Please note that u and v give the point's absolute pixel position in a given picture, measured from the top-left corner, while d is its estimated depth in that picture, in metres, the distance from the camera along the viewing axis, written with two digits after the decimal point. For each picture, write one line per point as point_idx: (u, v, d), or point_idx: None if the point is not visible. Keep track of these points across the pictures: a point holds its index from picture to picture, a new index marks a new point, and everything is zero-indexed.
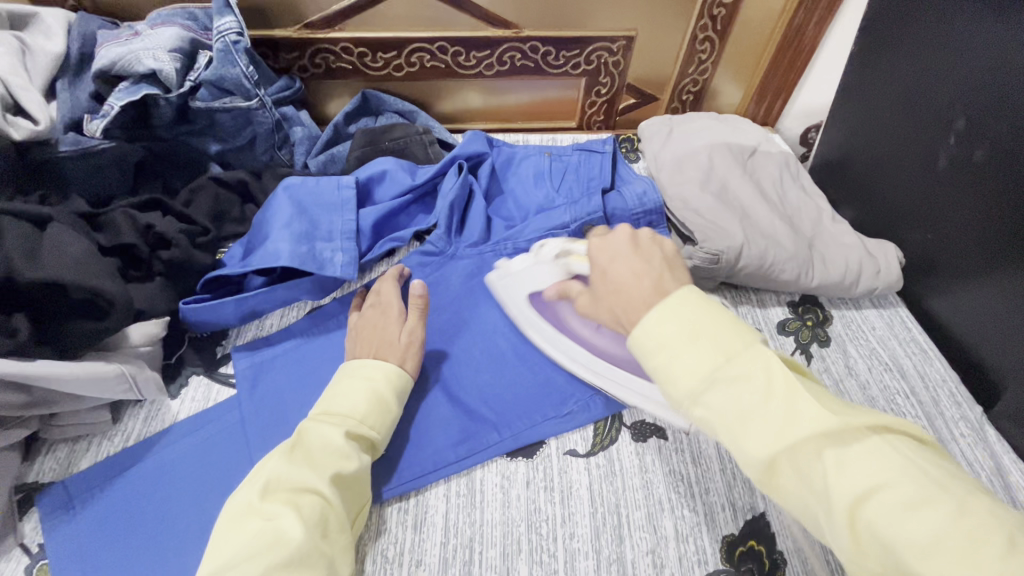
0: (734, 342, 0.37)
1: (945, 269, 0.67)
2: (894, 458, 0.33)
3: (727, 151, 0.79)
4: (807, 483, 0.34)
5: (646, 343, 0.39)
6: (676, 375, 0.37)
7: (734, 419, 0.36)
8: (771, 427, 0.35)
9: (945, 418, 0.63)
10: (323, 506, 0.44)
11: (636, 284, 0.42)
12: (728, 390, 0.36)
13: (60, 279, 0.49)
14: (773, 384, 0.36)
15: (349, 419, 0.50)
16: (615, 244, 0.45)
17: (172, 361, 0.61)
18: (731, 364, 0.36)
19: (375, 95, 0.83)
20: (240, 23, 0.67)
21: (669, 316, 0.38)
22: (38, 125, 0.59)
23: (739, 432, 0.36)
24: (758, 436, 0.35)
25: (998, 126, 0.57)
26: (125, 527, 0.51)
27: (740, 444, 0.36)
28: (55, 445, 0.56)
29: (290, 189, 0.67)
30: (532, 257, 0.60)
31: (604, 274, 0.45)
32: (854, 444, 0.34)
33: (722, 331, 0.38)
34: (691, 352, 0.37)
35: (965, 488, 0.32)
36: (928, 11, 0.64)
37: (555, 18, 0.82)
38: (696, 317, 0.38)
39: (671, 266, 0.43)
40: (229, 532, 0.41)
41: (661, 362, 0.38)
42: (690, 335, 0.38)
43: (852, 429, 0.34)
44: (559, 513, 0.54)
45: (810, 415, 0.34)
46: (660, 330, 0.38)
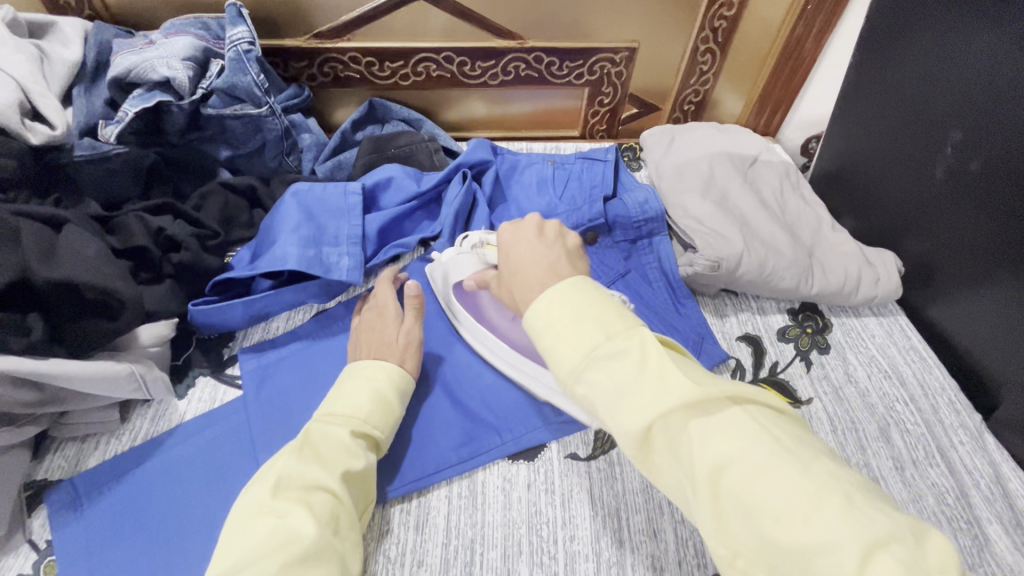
0: (612, 320, 0.37)
1: (945, 279, 0.68)
2: (750, 426, 0.32)
3: (728, 160, 0.80)
4: (675, 455, 0.33)
5: (539, 322, 0.39)
6: (561, 351, 0.37)
7: (608, 393, 0.35)
8: (640, 400, 0.34)
9: (944, 425, 0.63)
10: (333, 503, 0.44)
11: (534, 265, 0.43)
12: (605, 366, 0.35)
13: (73, 279, 0.50)
14: (645, 359, 0.35)
15: (354, 418, 0.51)
16: (522, 230, 0.47)
17: (179, 363, 0.62)
18: (610, 341, 0.36)
19: (382, 104, 0.85)
20: (252, 33, 0.69)
21: (557, 297, 0.39)
22: (55, 131, 0.61)
23: (613, 407, 0.35)
24: (629, 409, 0.34)
25: (993, 138, 0.58)
26: (131, 524, 0.52)
27: (614, 418, 0.35)
28: (64, 443, 0.57)
29: (297, 195, 0.68)
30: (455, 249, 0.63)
31: (507, 259, 0.46)
32: (714, 414, 0.33)
33: (604, 310, 0.38)
34: (573, 329, 0.37)
35: (815, 454, 0.31)
36: (923, 25, 0.65)
37: (559, 29, 0.84)
38: (581, 301, 0.38)
39: (569, 253, 0.45)
40: (241, 530, 0.41)
41: (550, 340, 0.38)
42: (575, 316, 0.38)
43: (714, 399, 0.33)
44: (560, 516, 0.54)
45: (677, 386, 0.33)
46: (549, 311, 0.39)
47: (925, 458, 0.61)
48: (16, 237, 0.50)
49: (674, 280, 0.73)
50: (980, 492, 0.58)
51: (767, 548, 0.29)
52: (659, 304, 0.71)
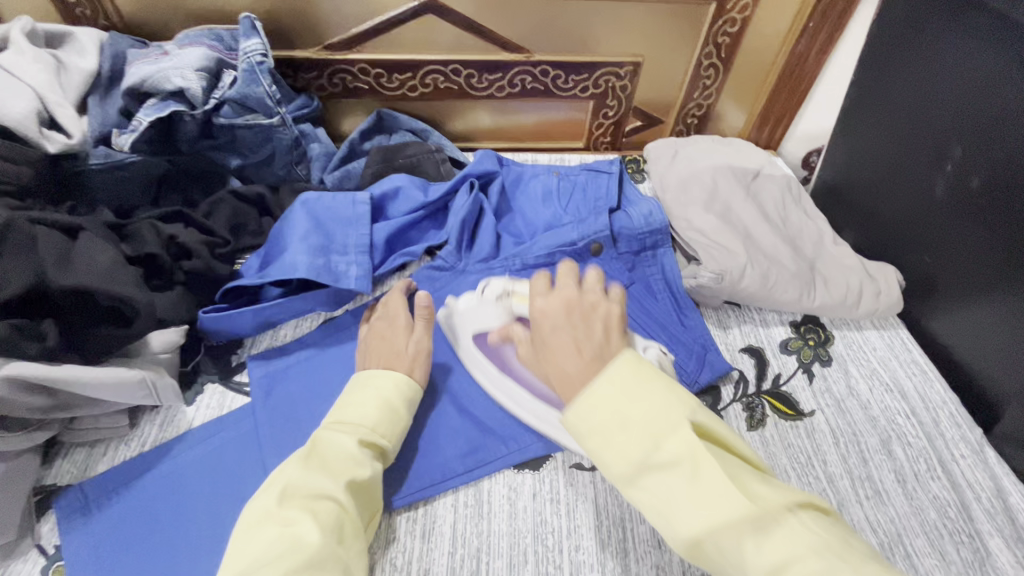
0: (660, 417, 0.38)
1: (945, 292, 0.69)
2: (805, 535, 0.34)
3: (731, 174, 0.81)
4: (728, 566, 0.34)
5: (584, 425, 0.39)
6: (611, 457, 0.38)
7: (663, 503, 0.36)
8: (693, 508, 0.35)
9: (946, 439, 0.64)
10: (339, 512, 0.45)
11: (574, 354, 0.43)
12: (660, 474, 0.36)
13: (89, 287, 0.51)
14: (696, 463, 0.36)
15: (361, 428, 0.51)
16: (556, 309, 0.46)
17: (188, 368, 0.63)
18: (660, 449, 0.37)
19: (390, 114, 0.86)
20: (265, 45, 0.70)
21: (603, 397, 0.39)
22: (72, 139, 0.62)
23: (667, 515, 0.36)
24: (684, 518, 0.35)
25: (992, 155, 0.60)
26: (139, 530, 0.52)
27: (668, 524, 0.36)
28: (74, 448, 0.57)
29: (307, 204, 0.69)
30: (476, 297, 0.61)
31: (542, 338, 0.46)
32: (772, 525, 0.34)
33: (651, 407, 0.38)
34: (623, 437, 0.38)
35: (863, 557, 0.33)
36: (922, 44, 0.67)
37: (565, 43, 0.85)
38: (629, 401, 0.39)
39: (608, 334, 0.45)
40: (249, 538, 0.42)
41: (592, 441, 0.39)
42: (622, 422, 0.38)
43: (767, 509, 0.35)
44: (565, 525, 0.54)
45: (730, 499, 0.35)
46: (595, 414, 0.39)
47: (927, 472, 0.61)
48: (32, 245, 0.51)
49: (677, 291, 0.74)
50: (982, 506, 0.59)
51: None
52: (664, 316, 0.72)
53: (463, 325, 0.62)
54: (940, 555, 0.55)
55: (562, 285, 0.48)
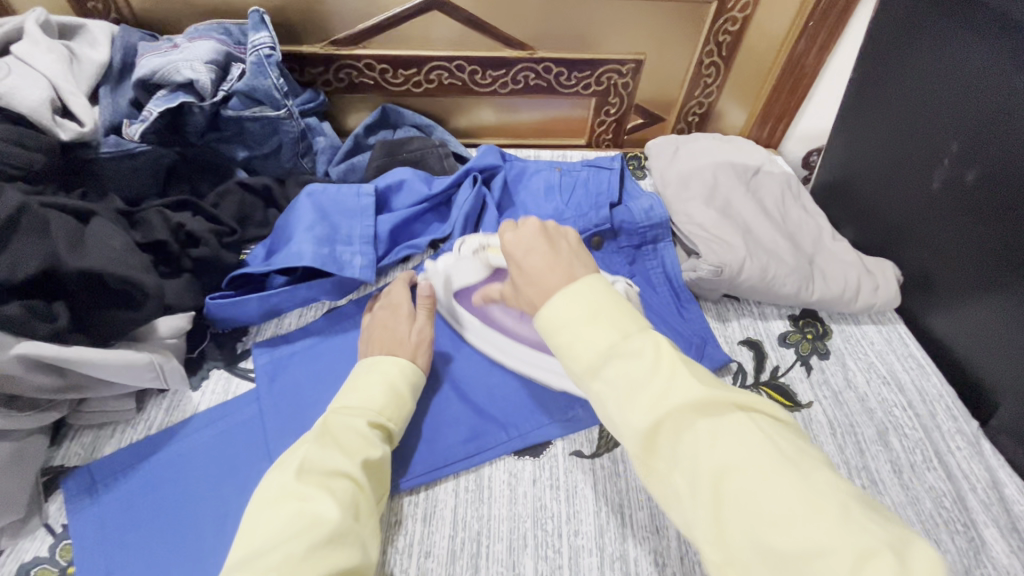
0: (626, 320, 0.40)
1: (943, 287, 0.70)
2: (757, 432, 0.34)
3: (731, 170, 0.82)
4: (678, 456, 0.35)
5: (554, 322, 0.41)
6: (577, 350, 0.40)
7: (623, 391, 0.37)
8: (647, 397, 0.36)
9: (942, 431, 0.64)
10: (354, 490, 0.46)
11: (544, 271, 0.44)
12: (622, 362, 0.38)
13: (101, 269, 0.52)
14: (657, 359, 0.38)
15: (370, 411, 0.52)
16: (527, 236, 0.48)
17: (194, 355, 0.64)
18: (626, 341, 0.39)
19: (394, 109, 0.87)
20: (274, 39, 0.72)
21: (578, 298, 0.41)
22: (84, 127, 0.63)
23: (625, 404, 0.37)
24: (638, 406, 0.37)
25: (989, 150, 0.60)
26: (146, 510, 0.53)
27: (624, 415, 0.37)
28: (81, 431, 0.58)
29: (313, 195, 0.70)
30: (455, 256, 0.64)
31: (516, 264, 0.47)
32: (724, 420, 0.35)
33: (617, 312, 0.40)
34: (590, 331, 0.40)
35: (813, 464, 0.33)
36: (919, 42, 0.67)
37: (568, 41, 0.86)
38: (598, 302, 0.41)
39: (576, 252, 0.46)
40: (266, 513, 0.42)
41: (563, 337, 0.41)
42: (589, 320, 0.40)
43: (720, 404, 0.36)
44: (565, 511, 0.55)
45: (687, 390, 0.36)
46: (565, 312, 0.41)
47: (924, 463, 0.62)
48: (45, 226, 0.52)
49: (677, 285, 0.75)
50: (978, 497, 0.59)
51: (766, 555, 0.30)
52: (663, 308, 0.73)
53: (444, 284, 0.65)
54: (936, 543, 0.56)
55: (527, 217, 0.49)
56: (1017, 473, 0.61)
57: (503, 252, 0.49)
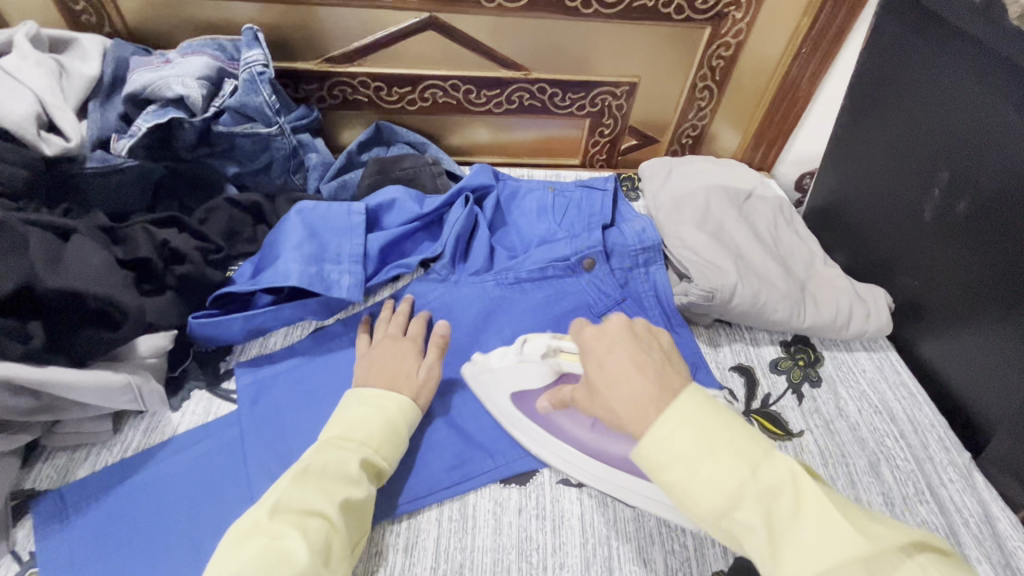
0: (751, 451, 0.39)
1: (935, 316, 0.69)
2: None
3: (724, 195, 0.82)
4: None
5: (662, 457, 0.39)
6: (699, 492, 0.38)
7: (769, 540, 0.36)
8: (801, 547, 0.35)
9: (935, 462, 0.64)
10: (327, 531, 0.44)
11: (638, 376, 0.44)
12: (756, 503, 0.37)
13: (77, 288, 0.51)
14: (796, 499, 0.37)
15: (364, 446, 0.51)
16: (609, 333, 0.47)
17: (175, 374, 0.62)
18: (757, 480, 0.37)
19: (388, 127, 0.87)
20: (267, 57, 0.71)
21: (685, 425, 0.40)
22: (69, 142, 0.63)
23: (776, 557, 0.36)
24: (793, 559, 0.35)
25: (977, 181, 0.61)
26: (117, 537, 0.51)
27: (780, 573, 0.36)
28: (55, 452, 0.56)
29: (302, 213, 0.70)
30: (514, 355, 0.60)
31: (598, 365, 0.46)
32: (892, 569, 0.33)
33: (740, 442, 0.39)
34: (713, 469, 0.38)
35: None
36: (909, 73, 0.68)
37: (562, 62, 0.87)
38: (709, 429, 0.40)
39: (669, 356, 0.46)
40: (235, 551, 0.41)
41: (679, 476, 0.39)
42: (707, 450, 0.39)
43: (883, 552, 0.34)
44: (550, 542, 0.54)
45: (840, 537, 0.34)
46: (676, 444, 0.39)
47: (915, 495, 0.61)
48: (24, 245, 0.51)
49: (668, 308, 0.74)
50: (970, 531, 0.58)
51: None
52: None
53: (501, 385, 0.61)
54: None
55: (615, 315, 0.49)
56: (1009, 507, 0.61)
57: (580, 347, 0.49)
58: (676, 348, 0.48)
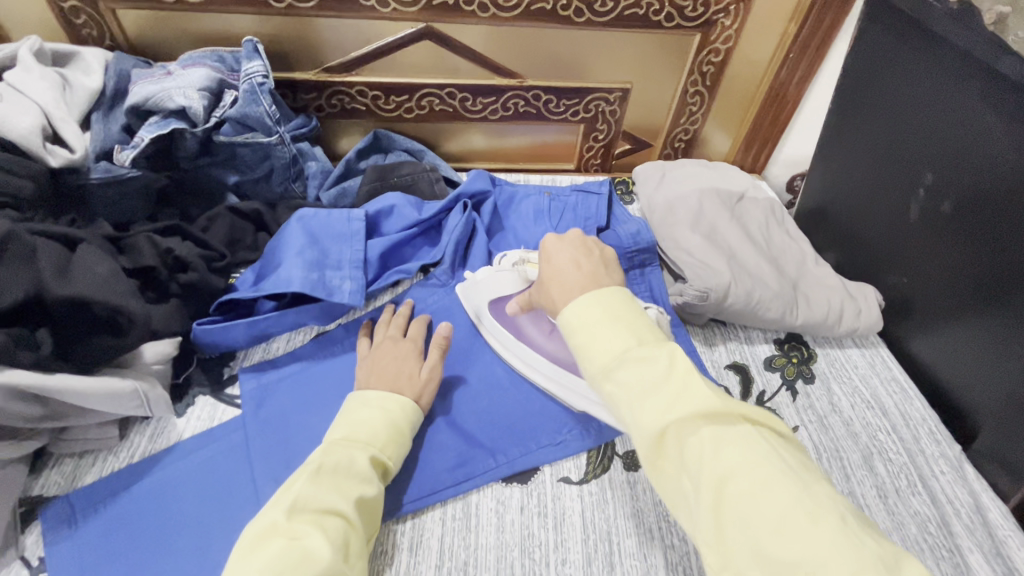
0: (644, 330, 0.42)
1: (923, 312, 0.71)
2: (763, 444, 0.36)
3: (716, 197, 0.84)
4: (685, 459, 0.37)
5: (576, 321, 0.44)
6: (594, 349, 0.42)
7: (636, 393, 0.39)
8: (661, 398, 0.38)
9: (926, 455, 0.65)
10: (345, 528, 0.45)
11: (574, 270, 0.48)
12: (635, 365, 0.40)
13: (85, 297, 0.52)
14: (670, 365, 0.40)
15: (371, 446, 0.52)
16: (567, 241, 0.51)
17: (179, 381, 0.63)
18: (641, 348, 0.41)
19: (386, 134, 0.88)
20: (267, 67, 0.72)
21: (597, 301, 0.44)
22: (75, 154, 0.64)
23: (636, 408, 0.39)
24: (651, 408, 0.38)
25: (960, 182, 0.62)
26: (125, 542, 0.52)
27: (634, 417, 0.39)
28: (61, 459, 0.57)
29: (303, 220, 0.71)
30: (493, 267, 0.69)
31: (548, 264, 0.50)
32: (731, 426, 0.37)
33: (636, 321, 0.43)
34: (609, 335, 0.42)
35: (816, 478, 0.36)
36: (891, 78, 0.70)
37: (556, 69, 0.89)
38: (615, 306, 0.44)
39: (606, 264, 0.50)
40: (255, 552, 0.41)
41: (581, 338, 0.43)
42: (610, 322, 0.42)
43: (729, 414, 0.37)
44: (552, 539, 0.55)
45: (697, 396, 0.38)
46: (586, 313, 0.44)
47: (908, 488, 0.62)
48: (32, 254, 0.52)
49: (664, 308, 0.76)
50: (962, 522, 0.60)
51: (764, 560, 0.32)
52: None
53: (479, 293, 0.69)
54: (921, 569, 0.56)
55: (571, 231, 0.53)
56: (999, 497, 0.62)
57: (540, 253, 0.52)
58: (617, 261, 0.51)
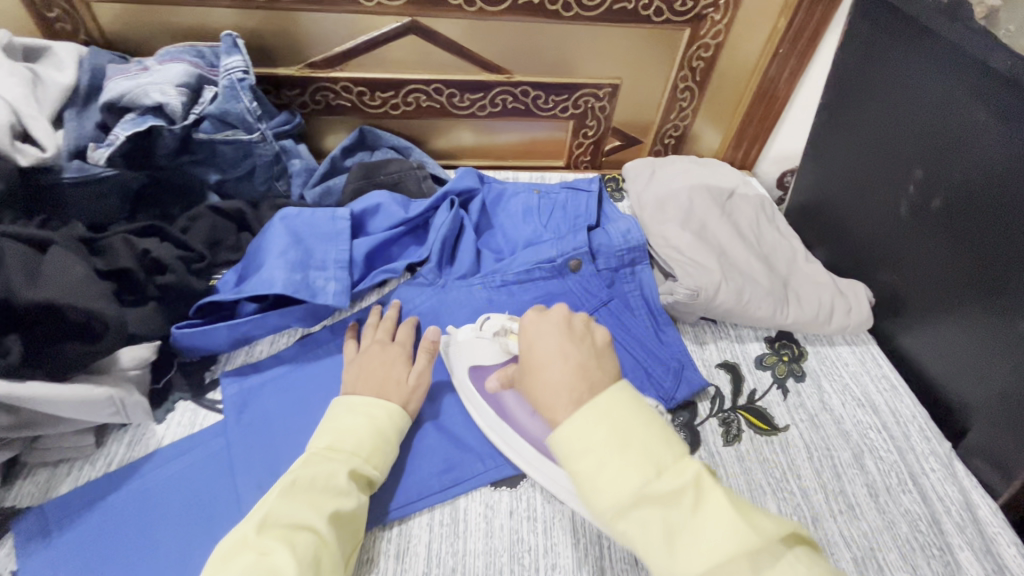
0: (661, 453, 0.40)
1: (913, 309, 0.71)
2: (798, 567, 0.36)
3: (706, 193, 0.83)
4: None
5: (575, 449, 0.41)
6: (606, 484, 0.39)
7: (663, 536, 0.38)
8: (692, 542, 0.37)
9: (916, 453, 0.65)
10: (317, 545, 0.44)
11: (558, 363, 0.45)
12: (655, 503, 0.38)
13: (55, 301, 0.50)
14: (694, 498, 0.38)
15: (354, 456, 0.51)
16: (549, 320, 0.49)
17: (159, 387, 0.61)
18: (661, 478, 0.39)
19: (372, 131, 0.87)
20: (247, 62, 0.70)
21: (598, 423, 0.41)
22: (45, 153, 0.61)
23: (666, 547, 0.38)
24: (684, 552, 0.37)
25: (950, 177, 0.62)
26: (101, 554, 0.51)
27: (666, 562, 0.38)
28: (35, 469, 0.55)
29: (286, 219, 0.69)
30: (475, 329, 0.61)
31: (529, 352, 0.48)
32: (769, 559, 0.36)
33: (651, 443, 0.41)
34: (620, 468, 0.39)
35: None
36: (881, 73, 0.70)
37: (544, 65, 0.87)
38: (623, 426, 0.41)
39: (598, 352, 0.47)
40: (223, 566, 0.41)
41: (586, 470, 0.40)
42: (620, 449, 0.40)
43: (763, 536, 0.37)
44: (542, 543, 0.54)
45: (728, 526, 0.37)
46: (587, 438, 0.41)
47: (898, 486, 0.62)
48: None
49: (655, 307, 0.75)
50: (952, 520, 0.60)
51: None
52: (641, 332, 0.72)
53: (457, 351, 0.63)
54: (911, 569, 0.56)
55: (555, 305, 0.50)
56: (988, 495, 0.62)
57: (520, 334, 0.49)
58: (609, 345, 0.48)
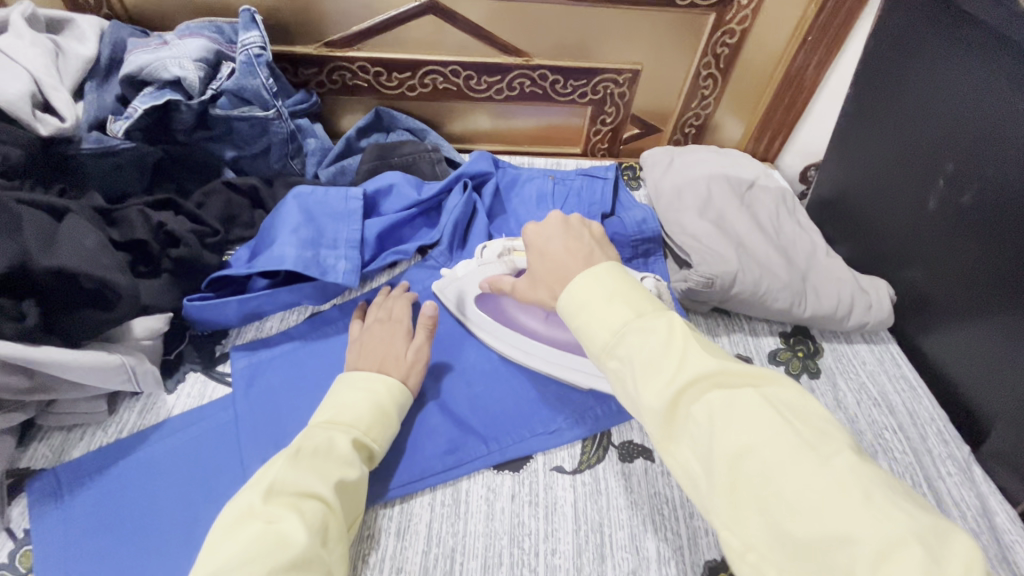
0: (642, 302, 0.43)
1: (936, 309, 0.69)
2: (776, 415, 0.36)
3: (726, 183, 0.82)
4: (694, 434, 0.37)
5: (573, 305, 0.45)
6: (595, 329, 0.43)
7: (638, 369, 0.40)
8: (665, 378, 0.38)
9: (933, 455, 0.63)
10: (324, 512, 0.44)
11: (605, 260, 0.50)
12: (636, 338, 0.40)
13: (70, 269, 0.51)
14: (670, 338, 0.40)
15: (354, 428, 0.51)
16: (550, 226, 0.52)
17: (171, 357, 0.63)
18: (641, 320, 0.41)
19: (387, 112, 0.86)
20: (264, 38, 0.70)
21: (592, 278, 0.44)
22: (65, 123, 0.62)
23: (642, 383, 0.39)
24: (656, 386, 0.38)
25: (984, 170, 0.59)
26: (111, 518, 0.52)
27: (643, 396, 0.39)
28: (50, 432, 0.57)
29: (299, 197, 0.69)
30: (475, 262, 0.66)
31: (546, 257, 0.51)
32: (739, 400, 0.36)
33: (633, 295, 0.44)
34: (606, 311, 0.43)
35: (835, 448, 0.34)
36: (916, 61, 0.67)
37: (564, 48, 0.86)
38: (611, 284, 0.44)
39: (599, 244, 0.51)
40: (229, 534, 0.40)
41: (580, 319, 0.44)
42: (606, 299, 0.43)
43: (735, 381, 0.38)
44: (543, 529, 0.54)
45: (700, 366, 0.38)
46: (583, 291, 0.44)
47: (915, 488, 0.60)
48: (18, 223, 0.51)
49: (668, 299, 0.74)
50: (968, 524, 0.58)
51: (777, 535, 0.33)
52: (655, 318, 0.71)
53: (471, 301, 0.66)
54: None
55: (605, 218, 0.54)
56: (1008, 501, 0.60)
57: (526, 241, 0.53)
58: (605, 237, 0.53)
